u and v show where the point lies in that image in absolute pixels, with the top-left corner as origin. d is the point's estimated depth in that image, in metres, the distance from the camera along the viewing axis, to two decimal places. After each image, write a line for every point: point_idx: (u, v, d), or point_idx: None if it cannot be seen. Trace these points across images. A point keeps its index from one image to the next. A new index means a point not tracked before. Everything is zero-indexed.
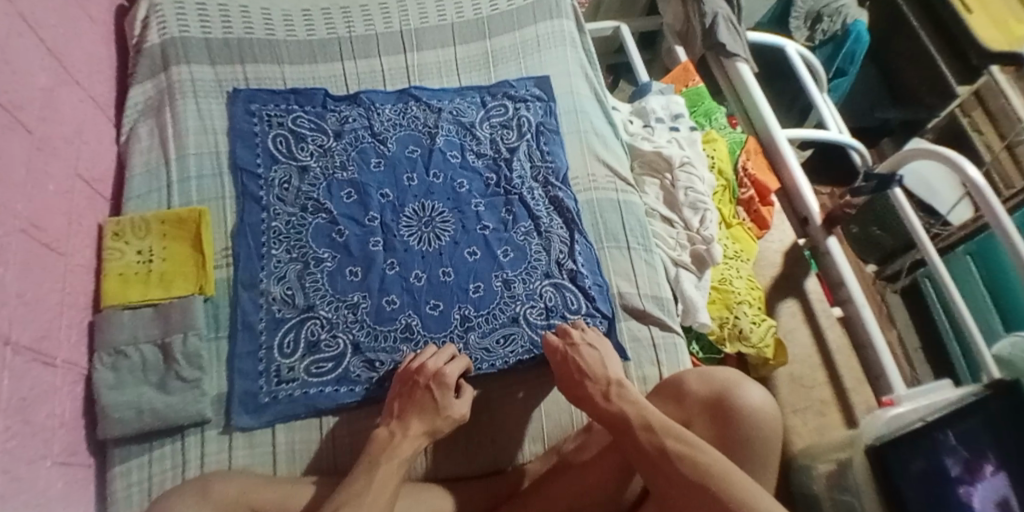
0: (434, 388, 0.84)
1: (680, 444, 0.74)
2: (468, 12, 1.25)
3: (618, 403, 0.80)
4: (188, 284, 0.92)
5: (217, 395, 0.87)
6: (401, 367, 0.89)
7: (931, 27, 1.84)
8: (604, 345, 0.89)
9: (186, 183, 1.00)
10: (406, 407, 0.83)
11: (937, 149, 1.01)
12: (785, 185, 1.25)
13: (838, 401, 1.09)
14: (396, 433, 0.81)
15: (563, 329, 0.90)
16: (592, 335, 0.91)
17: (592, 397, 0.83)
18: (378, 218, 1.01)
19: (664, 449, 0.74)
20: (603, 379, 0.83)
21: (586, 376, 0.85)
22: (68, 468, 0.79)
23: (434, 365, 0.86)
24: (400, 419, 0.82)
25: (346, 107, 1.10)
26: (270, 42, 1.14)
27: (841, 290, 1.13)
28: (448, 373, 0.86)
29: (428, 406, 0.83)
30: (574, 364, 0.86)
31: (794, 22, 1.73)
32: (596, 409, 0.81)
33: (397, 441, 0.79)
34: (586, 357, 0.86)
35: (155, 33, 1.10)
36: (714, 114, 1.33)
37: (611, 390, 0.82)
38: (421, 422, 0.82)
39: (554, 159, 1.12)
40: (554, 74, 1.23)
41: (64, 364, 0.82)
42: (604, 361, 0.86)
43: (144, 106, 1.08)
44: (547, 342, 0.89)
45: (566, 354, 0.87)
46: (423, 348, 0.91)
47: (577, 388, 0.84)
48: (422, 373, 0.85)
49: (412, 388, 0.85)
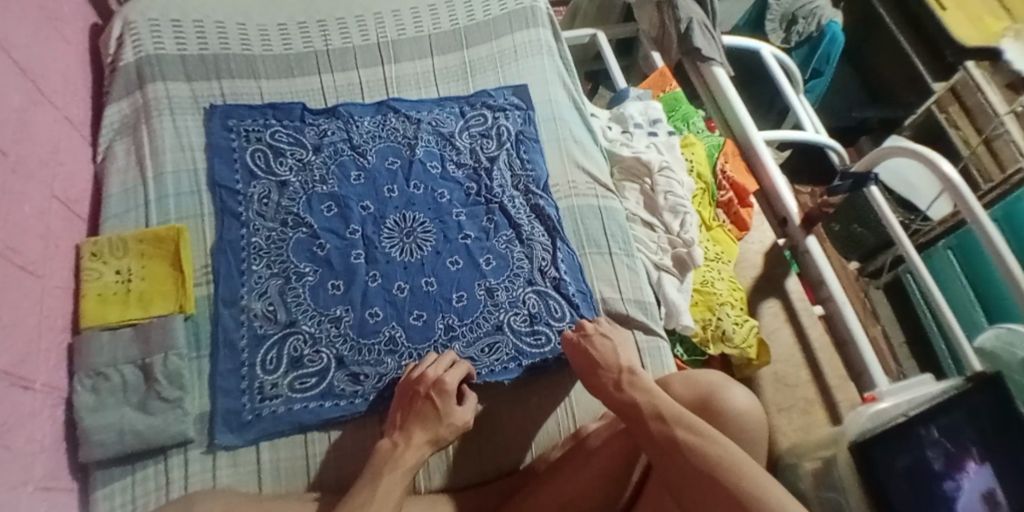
0: (433, 397, 0.84)
1: (691, 435, 0.72)
2: (445, 23, 1.25)
3: (629, 391, 0.80)
4: (167, 303, 0.92)
5: (200, 414, 0.86)
6: (402, 378, 0.89)
7: (905, 25, 1.88)
8: (619, 333, 0.90)
9: (164, 201, 0.99)
10: (408, 419, 0.83)
11: (914, 147, 1.03)
12: (763, 187, 1.27)
13: (822, 398, 1.10)
14: (398, 443, 0.80)
15: (579, 322, 0.91)
16: (606, 326, 0.91)
17: (606, 388, 0.83)
18: (360, 231, 1.01)
19: (672, 437, 0.72)
20: (615, 367, 0.84)
21: (601, 365, 0.85)
22: (50, 493, 0.78)
23: (434, 372, 0.86)
24: (402, 430, 0.82)
25: (325, 120, 1.10)
26: (247, 58, 1.14)
27: (822, 289, 1.14)
28: (447, 380, 0.85)
29: (430, 415, 0.83)
30: (586, 355, 0.87)
31: (770, 25, 1.75)
32: (609, 397, 0.81)
33: (399, 451, 0.79)
34: (599, 346, 0.87)
35: (130, 51, 1.09)
36: (692, 118, 1.35)
37: (622, 377, 0.82)
38: (423, 433, 0.81)
39: (534, 167, 1.12)
40: (531, 83, 1.24)
41: (44, 387, 0.81)
42: (616, 350, 0.86)
43: (121, 124, 1.07)
44: (564, 335, 0.91)
45: (579, 344, 0.88)
46: (423, 358, 0.91)
47: (592, 378, 0.85)
48: (422, 382, 0.85)
49: (412, 398, 0.85)
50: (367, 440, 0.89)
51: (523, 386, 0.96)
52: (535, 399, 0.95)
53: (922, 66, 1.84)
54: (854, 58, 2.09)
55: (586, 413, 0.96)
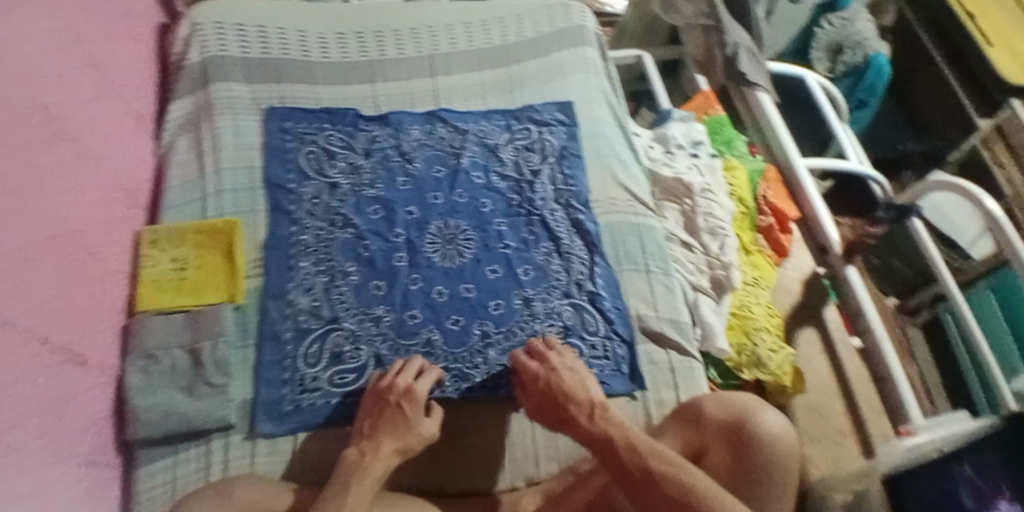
0: (403, 405, 0.84)
1: (665, 464, 0.72)
2: (496, 39, 1.29)
3: (601, 425, 0.79)
4: (218, 292, 0.96)
5: (243, 401, 0.90)
6: (368, 389, 0.88)
7: (952, 59, 1.84)
8: (582, 366, 0.89)
9: (220, 196, 1.03)
10: (375, 430, 0.81)
11: (960, 183, 1.03)
12: (805, 215, 1.26)
13: (856, 430, 1.08)
14: (366, 452, 0.78)
15: (541, 353, 0.90)
16: (569, 358, 0.90)
17: (576, 422, 0.81)
18: (404, 235, 1.04)
19: (648, 469, 0.72)
20: (585, 402, 0.83)
21: (570, 399, 0.84)
22: (95, 467, 0.82)
23: (404, 381, 0.86)
24: (370, 439, 0.80)
25: (376, 127, 1.14)
26: (306, 63, 1.19)
27: (860, 321, 1.12)
28: (417, 390, 0.85)
29: (399, 424, 0.82)
30: (553, 388, 0.85)
31: (815, 54, 1.76)
32: (579, 432, 0.80)
33: (367, 460, 0.77)
34: (566, 380, 0.86)
35: (196, 51, 1.15)
36: (735, 143, 1.35)
37: (594, 411, 0.81)
38: (393, 441, 0.80)
39: (576, 183, 1.14)
40: (578, 99, 1.25)
41: (97, 365, 0.85)
42: (584, 384, 0.85)
43: (184, 120, 1.12)
44: (527, 371, 0.88)
45: (544, 378, 0.87)
46: (389, 366, 0.91)
47: (562, 413, 0.83)
48: (392, 391, 0.85)
49: (382, 408, 0.84)
50: None
51: None
52: None
53: (966, 99, 1.80)
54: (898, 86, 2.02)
55: None
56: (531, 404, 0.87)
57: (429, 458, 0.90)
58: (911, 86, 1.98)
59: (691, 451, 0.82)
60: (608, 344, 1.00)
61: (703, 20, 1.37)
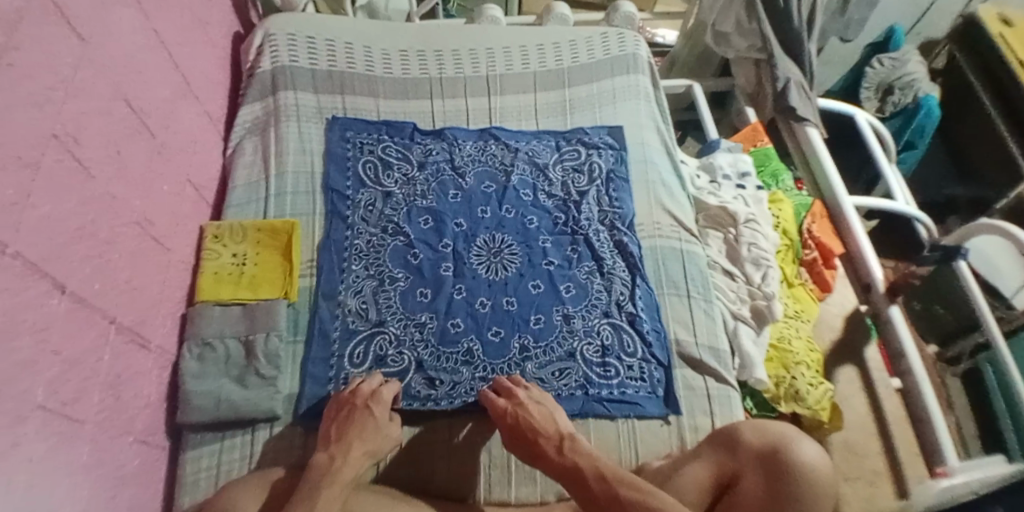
0: (369, 405, 0.87)
1: (633, 491, 0.74)
2: (550, 62, 1.32)
3: (572, 456, 0.81)
4: (274, 289, 1.00)
5: (289, 394, 0.94)
6: (333, 396, 0.90)
7: (1000, 103, 1.75)
8: (549, 400, 0.91)
9: (282, 198, 1.10)
10: (342, 434, 0.84)
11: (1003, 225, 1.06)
12: (850, 251, 1.24)
13: (891, 472, 1.06)
14: (335, 457, 0.80)
15: (509, 389, 0.91)
16: (536, 391, 0.92)
17: (547, 455, 0.83)
18: (451, 246, 1.08)
19: (615, 495, 0.74)
20: (555, 435, 0.84)
21: (538, 432, 0.85)
22: (146, 446, 0.86)
23: (369, 386, 0.90)
24: (338, 443, 0.83)
25: (431, 141, 1.19)
26: (369, 77, 1.25)
27: (900, 362, 1.09)
28: (382, 393, 0.89)
29: (367, 425, 0.85)
30: (522, 423, 0.87)
31: (866, 93, 1.77)
32: (550, 464, 0.82)
33: (337, 466, 0.79)
34: (534, 412, 0.87)
35: (267, 60, 1.22)
36: (781, 176, 1.36)
37: (563, 443, 0.83)
38: (361, 444, 0.83)
39: (622, 205, 1.16)
40: (627, 124, 1.28)
41: (157, 348, 0.90)
42: (552, 416, 0.87)
43: (252, 124, 1.19)
44: (495, 407, 0.89)
45: (513, 413, 0.88)
46: (351, 382, 0.93)
47: (532, 447, 0.85)
48: (357, 395, 0.88)
49: (349, 410, 0.87)
50: (428, 443, 0.93)
51: (586, 418, 0.96)
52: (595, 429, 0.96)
53: (1014, 146, 1.72)
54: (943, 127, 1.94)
55: (649, 450, 0.95)
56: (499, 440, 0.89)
57: (463, 467, 0.92)
58: (959, 129, 1.90)
59: (726, 476, 0.82)
60: (645, 367, 1.01)
61: (754, 54, 1.40)
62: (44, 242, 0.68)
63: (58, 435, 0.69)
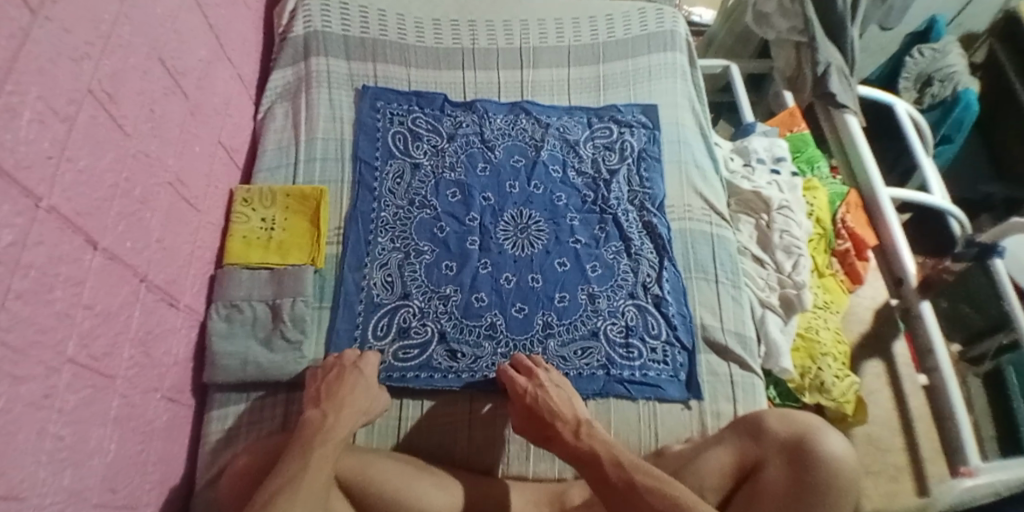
0: (358, 365, 0.88)
1: (650, 478, 0.74)
2: (586, 36, 1.29)
3: (587, 441, 0.81)
4: (302, 255, 1.00)
5: (314, 359, 0.95)
6: (316, 367, 0.90)
7: None
8: (568, 385, 0.91)
9: (312, 164, 1.10)
10: (333, 392, 0.84)
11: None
12: (882, 242, 1.22)
13: (912, 468, 1.07)
14: (328, 415, 0.80)
15: (530, 369, 0.91)
16: (556, 374, 0.92)
17: (562, 438, 0.83)
18: (478, 219, 1.08)
19: (633, 481, 0.74)
20: (572, 420, 0.84)
21: (556, 416, 0.85)
22: (175, 404, 0.87)
23: (354, 352, 0.90)
24: (330, 401, 0.83)
25: (462, 113, 1.18)
26: (402, 45, 1.23)
27: (929, 359, 1.06)
28: (367, 357, 0.90)
29: (357, 384, 0.86)
30: (542, 405, 0.86)
31: (903, 83, 1.71)
32: (565, 448, 0.82)
33: (330, 424, 0.79)
34: (554, 395, 0.87)
35: (300, 25, 1.21)
36: (817, 163, 1.33)
37: (580, 427, 0.83)
38: (353, 402, 0.84)
39: (653, 186, 1.14)
40: (662, 104, 1.25)
41: (186, 308, 0.91)
42: (571, 401, 0.87)
43: (283, 89, 1.18)
44: (515, 387, 0.89)
45: (534, 395, 0.88)
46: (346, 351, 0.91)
47: (548, 429, 0.85)
48: (346, 358, 0.89)
49: (338, 371, 0.87)
50: (456, 416, 0.93)
51: (606, 398, 0.96)
52: (616, 410, 0.95)
53: None
54: (982, 123, 1.88)
55: (669, 434, 0.95)
56: (514, 421, 0.89)
57: (485, 438, 0.92)
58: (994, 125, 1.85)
59: (749, 464, 0.82)
60: (668, 350, 1.00)
61: (795, 37, 1.33)
62: (79, 197, 0.69)
63: (89, 389, 0.70)
